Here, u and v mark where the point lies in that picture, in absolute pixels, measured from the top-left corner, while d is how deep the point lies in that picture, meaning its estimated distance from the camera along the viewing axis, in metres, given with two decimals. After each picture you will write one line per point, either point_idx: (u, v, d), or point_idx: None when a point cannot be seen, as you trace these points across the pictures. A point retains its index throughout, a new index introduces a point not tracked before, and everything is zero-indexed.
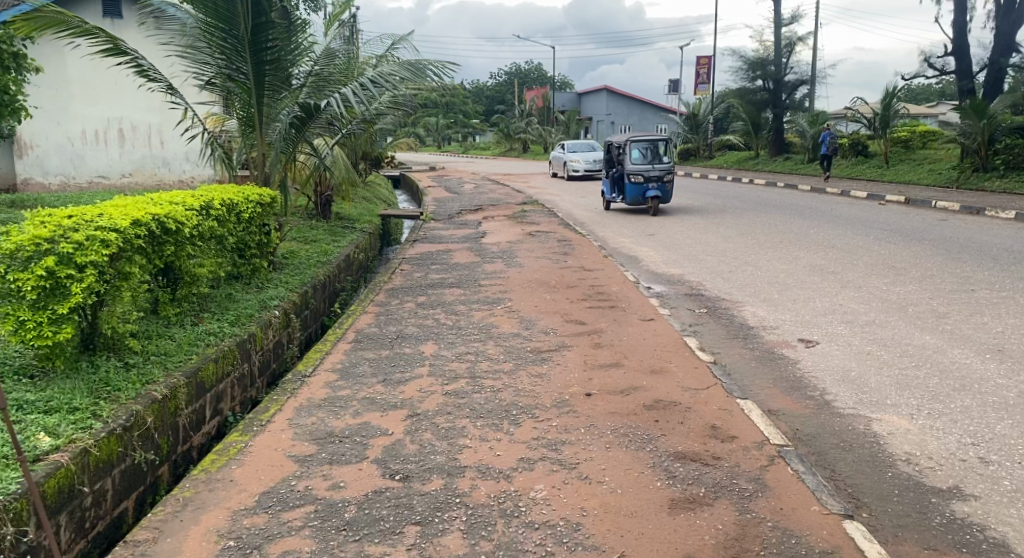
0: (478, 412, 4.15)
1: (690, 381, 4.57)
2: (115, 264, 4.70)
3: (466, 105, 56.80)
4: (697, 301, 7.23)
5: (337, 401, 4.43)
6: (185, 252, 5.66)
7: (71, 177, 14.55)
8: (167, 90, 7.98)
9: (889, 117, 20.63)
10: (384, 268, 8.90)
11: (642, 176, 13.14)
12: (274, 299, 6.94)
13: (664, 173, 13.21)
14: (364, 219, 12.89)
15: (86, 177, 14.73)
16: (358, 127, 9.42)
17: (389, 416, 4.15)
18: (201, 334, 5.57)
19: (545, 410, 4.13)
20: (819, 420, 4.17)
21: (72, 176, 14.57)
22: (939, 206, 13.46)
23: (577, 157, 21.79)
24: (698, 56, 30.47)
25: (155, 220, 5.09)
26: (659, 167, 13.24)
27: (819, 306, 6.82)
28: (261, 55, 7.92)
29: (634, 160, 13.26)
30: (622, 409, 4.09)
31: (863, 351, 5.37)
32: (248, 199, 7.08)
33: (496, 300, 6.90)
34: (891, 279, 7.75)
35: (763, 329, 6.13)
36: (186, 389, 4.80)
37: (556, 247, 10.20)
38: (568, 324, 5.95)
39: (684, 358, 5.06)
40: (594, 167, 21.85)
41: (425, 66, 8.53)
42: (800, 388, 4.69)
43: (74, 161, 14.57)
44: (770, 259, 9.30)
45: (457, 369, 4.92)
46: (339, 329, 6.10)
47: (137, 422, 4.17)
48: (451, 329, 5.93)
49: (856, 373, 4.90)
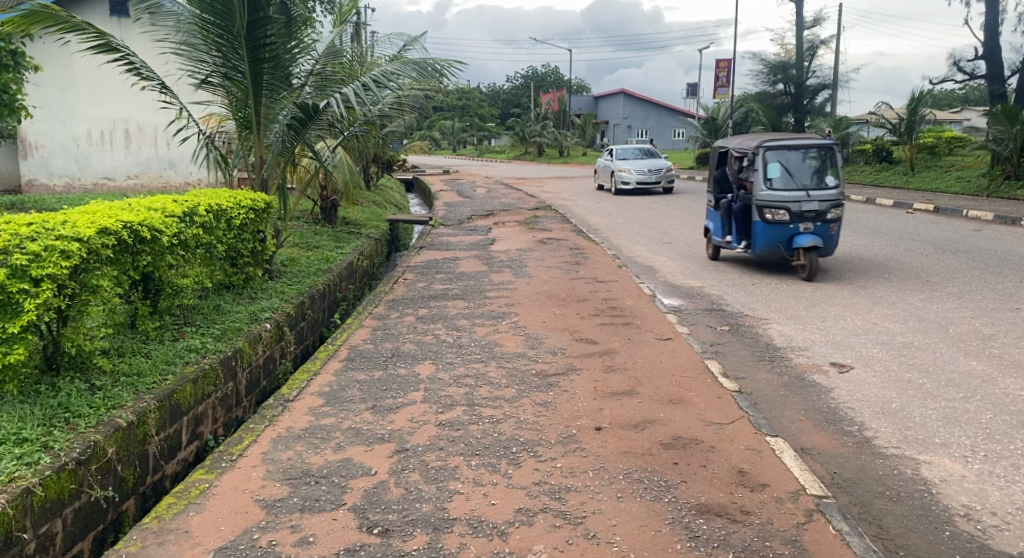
0: (473, 448, 3.70)
1: (713, 414, 4.10)
2: (79, 276, 4.30)
3: (481, 108, 56.52)
4: (718, 318, 6.75)
5: (318, 431, 4.00)
6: (166, 262, 5.24)
7: (76, 178, 14.23)
8: (160, 89, 7.58)
9: (915, 123, 20.10)
10: (387, 277, 8.47)
11: (788, 209, 7.97)
12: (266, 310, 6.52)
13: (825, 205, 7.98)
14: (371, 224, 12.50)
15: (90, 178, 14.38)
16: (363, 129, 8.96)
17: (373, 452, 3.70)
18: (181, 351, 5.15)
19: (548, 448, 3.67)
20: (860, 462, 3.69)
21: (77, 177, 14.26)
22: (970, 215, 12.92)
23: (628, 166, 18.61)
24: (717, 59, 29.95)
25: (127, 227, 4.68)
26: (819, 193, 8.00)
27: (851, 325, 6.33)
28: (258, 52, 7.52)
29: (773, 182, 8.13)
30: (636, 447, 3.63)
31: (903, 379, 4.88)
32: (241, 204, 6.66)
33: (501, 314, 6.45)
34: (927, 295, 7.24)
35: (791, 352, 5.64)
36: (158, 414, 4.36)
37: (568, 256, 9.74)
38: (578, 343, 5.50)
39: (705, 386, 4.59)
40: (646, 179, 18.58)
41: (432, 64, 8.07)
42: (835, 423, 4.21)
43: (79, 163, 14.24)
44: (794, 271, 8.81)
45: (454, 395, 4.47)
46: (331, 345, 5.66)
47: (96, 453, 3.76)
48: (452, 347, 5.48)
49: (899, 405, 4.41)
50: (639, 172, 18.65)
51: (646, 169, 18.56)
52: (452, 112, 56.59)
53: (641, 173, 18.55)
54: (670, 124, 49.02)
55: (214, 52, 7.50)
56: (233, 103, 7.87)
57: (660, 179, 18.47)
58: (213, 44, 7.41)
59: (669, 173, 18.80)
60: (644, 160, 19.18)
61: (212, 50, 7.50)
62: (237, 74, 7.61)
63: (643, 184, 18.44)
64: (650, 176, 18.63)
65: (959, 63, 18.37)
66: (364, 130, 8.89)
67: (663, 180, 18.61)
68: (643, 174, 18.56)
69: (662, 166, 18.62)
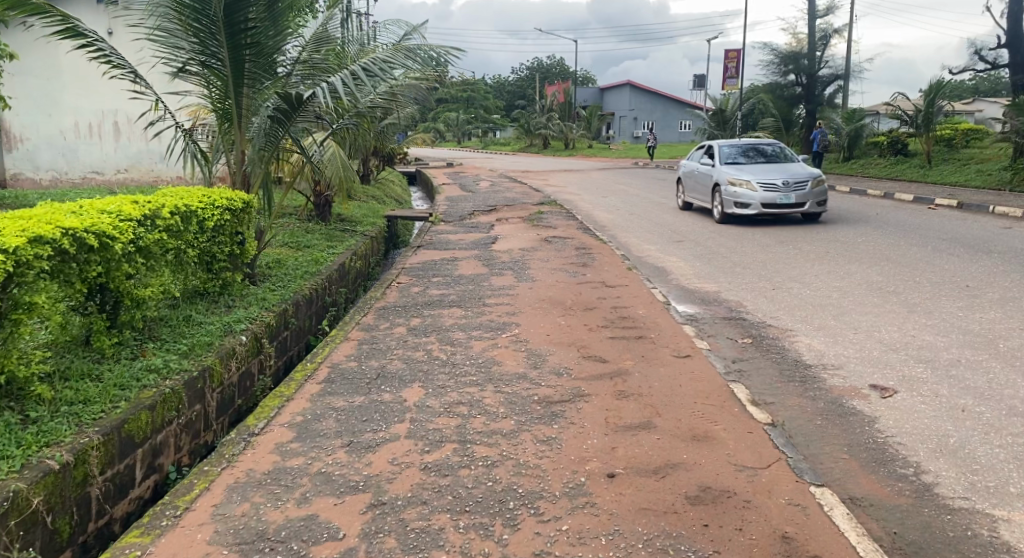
0: (464, 502, 3.13)
1: (744, 456, 3.52)
2: (9, 292, 3.74)
3: (486, 99, 55.75)
4: (740, 329, 6.14)
5: (282, 475, 3.42)
6: (123, 271, 4.64)
7: (63, 173, 13.64)
8: (131, 77, 6.97)
9: (933, 115, 19.42)
10: (380, 280, 7.87)
11: None
12: (242, 321, 5.93)
13: None
14: (367, 220, 11.90)
15: (79, 173, 13.73)
16: (353, 121, 8.35)
17: (345, 506, 3.15)
18: (138, 371, 4.56)
19: (552, 502, 3.12)
20: (922, 521, 3.15)
21: (64, 171, 13.65)
22: (997, 211, 12.28)
23: (749, 179, 11.55)
24: (726, 49, 29.16)
25: (69, 235, 4.11)
26: None
27: (887, 338, 5.75)
28: (239, 38, 6.92)
29: None
30: (658, 503, 3.09)
31: (957, 406, 4.31)
32: (216, 204, 6.06)
33: (501, 326, 5.86)
34: (967, 301, 6.65)
35: (824, 372, 5.07)
36: (104, 450, 3.77)
37: (574, 256, 9.13)
38: (585, 362, 4.91)
39: (731, 417, 4.00)
40: (780, 197, 11.41)
41: (427, 50, 7.46)
42: (887, 463, 3.65)
43: (67, 156, 13.58)
44: (817, 273, 8.19)
45: (444, 428, 3.89)
46: (310, 363, 5.08)
47: (16, 506, 3.25)
48: (445, 367, 4.89)
49: (958, 442, 3.83)
50: (768, 186, 11.49)
51: (780, 182, 11.43)
52: (456, 103, 55.92)
53: (771, 189, 11.41)
54: (677, 115, 48.20)
55: (190, 38, 6.90)
56: (212, 93, 7.27)
57: (804, 199, 11.30)
58: (189, 30, 6.81)
59: (818, 189, 11.52)
60: (773, 165, 11.89)
61: (188, 37, 6.89)
62: (217, 63, 7.03)
63: (774, 208, 11.31)
64: (789, 194, 11.35)
65: (978, 53, 17.70)
66: (354, 121, 8.29)
67: (810, 200, 11.39)
68: (775, 191, 11.40)
69: (808, 176, 11.43)
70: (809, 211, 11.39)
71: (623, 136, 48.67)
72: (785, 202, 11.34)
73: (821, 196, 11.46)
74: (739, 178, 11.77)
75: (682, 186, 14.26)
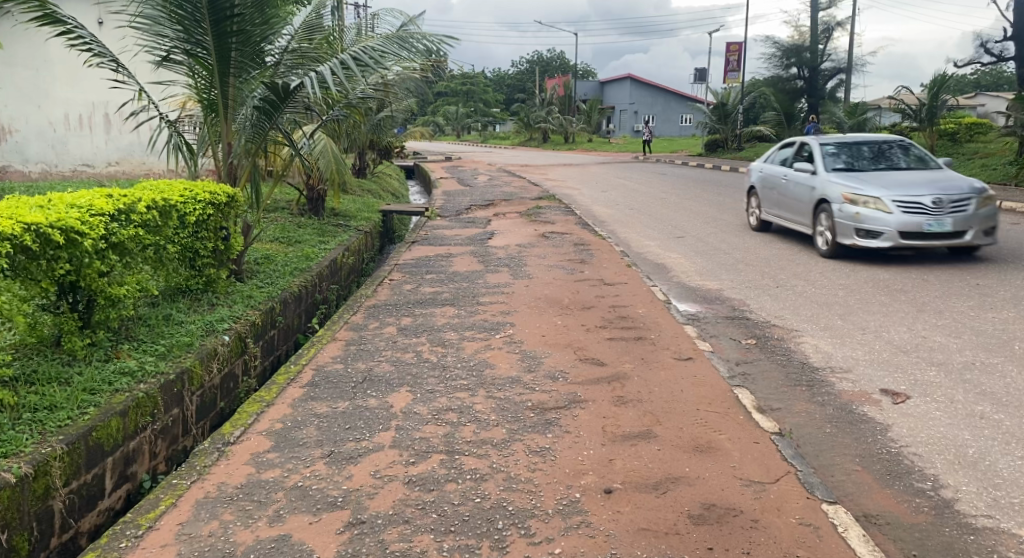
0: (448, 522, 2.91)
1: (750, 469, 3.29)
2: None
3: (487, 93, 55.36)
4: (743, 330, 5.90)
5: (256, 490, 3.19)
6: (95, 269, 4.42)
7: (53, 165, 12.86)
8: (113, 67, 6.73)
9: (936, 109, 19.25)
10: (371, 277, 7.63)
11: None
12: (225, 320, 5.69)
13: None
14: (361, 215, 11.66)
15: (69, 166, 13.02)
16: (343, 112, 8.10)
17: (320, 525, 2.92)
18: (111, 374, 4.33)
19: (544, 521, 2.90)
20: (942, 543, 2.92)
21: (53, 164, 12.89)
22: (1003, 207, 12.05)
23: (879, 195, 7.67)
24: (727, 42, 28.83)
25: (30, 231, 3.90)
26: None
27: (897, 338, 5.51)
28: (224, 25, 6.67)
29: None
30: (658, 522, 2.87)
31: (974, 413, 4.08)
32: (198, 198, 5.81)
33: (495, 326, 5.62)
34: (977, 301, 6.42)
35: (832, 376, 4.84)
36: (68, 461, 3.57)
37: (572, 253, 8.89)
38: (581, 365, 4.68)
39: (736, 426, 3.77)
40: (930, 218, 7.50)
41: (420, 39, 7.20)
42: (903, 476, 3.41)
43: (56, 149, 12.91)
44: (822, 270, 7.95)
45: (431, 437, 3.66)
46: (294, 365, 4.83)
47: None
48: (434, 370, 4.66)
49: (977, 452, 3.60)
50: (907, 203, 7.59)
51: (929, 200, 7.51)
52: (455, 97, 55.57)
53: (913, 207, 7.52)
54: (678, 109, 47.91)
55: (172, 25, 6.65)
56: (198, 84, 7.04)
57: (962, 225, 7.46)
58: (172, 17, 6.56)
59: (985, 209, 7.60)
60: (904, 174, 8.13)
61: (171, 24, 6.65)
62: (201, 51, 6.79)
63: (917, 238, 7.48)
64: (943, 218, 7.43)
65: (984, 45, 17.44)
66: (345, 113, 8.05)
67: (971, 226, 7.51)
68: (921, 212, 7.50)
69: (968, 191, 7.57)
70: (970, 243, 7.55)
71: (623, 130, 48.36)
72: (935, 230, 7.46)
73: (987, 221, 7.65)
74: (862, 193, 7.80)
75: (763, 204, 10.30)
